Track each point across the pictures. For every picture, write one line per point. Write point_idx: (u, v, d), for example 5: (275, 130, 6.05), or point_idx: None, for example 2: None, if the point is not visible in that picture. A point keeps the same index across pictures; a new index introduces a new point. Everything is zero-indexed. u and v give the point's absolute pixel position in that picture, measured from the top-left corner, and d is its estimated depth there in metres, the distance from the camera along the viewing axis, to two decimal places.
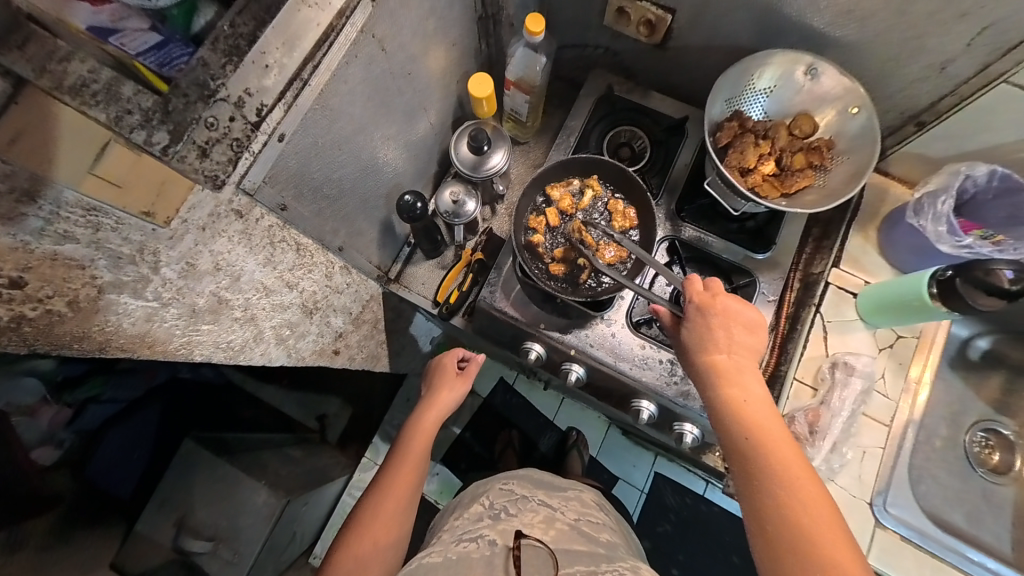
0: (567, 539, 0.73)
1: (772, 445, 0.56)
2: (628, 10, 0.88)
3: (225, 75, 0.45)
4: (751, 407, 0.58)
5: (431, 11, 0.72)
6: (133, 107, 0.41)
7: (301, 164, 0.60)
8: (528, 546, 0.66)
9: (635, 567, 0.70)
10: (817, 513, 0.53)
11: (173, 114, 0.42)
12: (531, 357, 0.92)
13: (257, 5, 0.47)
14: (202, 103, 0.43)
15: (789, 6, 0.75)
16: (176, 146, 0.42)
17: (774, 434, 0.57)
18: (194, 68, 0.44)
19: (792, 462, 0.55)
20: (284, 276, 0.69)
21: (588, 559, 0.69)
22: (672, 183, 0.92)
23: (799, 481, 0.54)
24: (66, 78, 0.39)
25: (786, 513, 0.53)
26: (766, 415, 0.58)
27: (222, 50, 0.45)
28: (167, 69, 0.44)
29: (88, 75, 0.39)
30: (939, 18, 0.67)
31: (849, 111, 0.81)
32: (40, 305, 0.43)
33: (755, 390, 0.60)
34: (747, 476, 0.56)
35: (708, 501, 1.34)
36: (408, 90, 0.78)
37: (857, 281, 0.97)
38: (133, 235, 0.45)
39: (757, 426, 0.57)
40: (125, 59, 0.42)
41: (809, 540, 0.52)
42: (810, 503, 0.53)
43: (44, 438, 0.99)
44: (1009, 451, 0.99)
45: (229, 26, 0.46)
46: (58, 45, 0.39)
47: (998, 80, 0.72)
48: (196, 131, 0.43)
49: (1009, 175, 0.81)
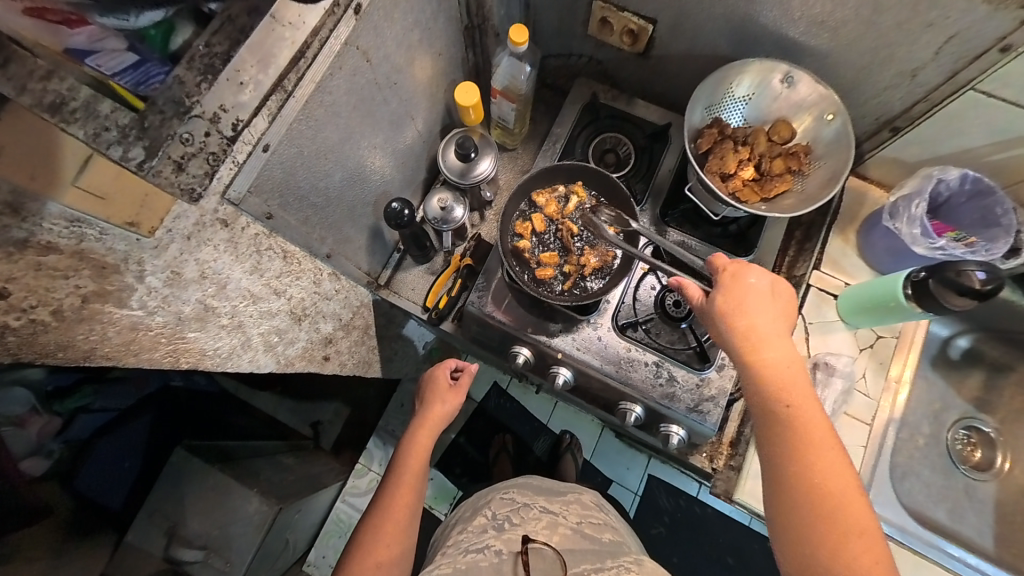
0: (573, 542, 0.74)
1: (802, 413, 0.55)
2: (611, 20, 0.90)
3: (202, 92, 0.44)
4: (783, 374, 0.57)
5: (415, 22, 0.74)
6: (111, 124, 0.41)
7: (285, 173, 0.61)
8: (534, 551, 0.69)
9: (637, 559, 0.72)
10: (841, 479, 0.53)
11: (149, 130, 0.42)
12: (519, 361, 0.93)
13: (232, 24, 0.45)
14: (177, 119, 0.42)
15: (764, 16, 0.77)
16: (151, 162, 0.42)
17: (805, 401, 0.56)
18: (170, 86, 0.42)
19: (821, 428, 0.55)
20: (272, 283, 0.70)
21: (592, 556, 0.71)
22: (656, 188, 0.94)
23: (826, 447, 0.54)
24: (46, 96, 0.39)
25: (807, 475, 0.54)
26: (796, 382, 0.57)
27: (197, 69, 0.43)
28: (144, 88, 0.42)
29: (66, 93, 0.39)
30: (908, 28, 0.69)
31: (825, 117, 0.83)
32: (24, 314, 0.43)
33: (786, 356, 0.59)
34: (773, 442, 0.56)
35: (702, 503, 1.35)
36: (394, 99, 0.79)
37: (837, 283, 0.98)
38: (117, 245, 0.47)
39: (783, 387, 0.57)
40: (104, 78, 0.40)
41: (830, 499, 0.53)
42: (833, 465, 0.54)
43: (33, 449, 0.99)
44: (990, 448, 1.01)
45: (205, 46, 0.44)
46: (38, 64, 0.39)
47: (965, 87, 0.74)
48: (171, 146, 0.42)
49: (979, 178, 0.84)
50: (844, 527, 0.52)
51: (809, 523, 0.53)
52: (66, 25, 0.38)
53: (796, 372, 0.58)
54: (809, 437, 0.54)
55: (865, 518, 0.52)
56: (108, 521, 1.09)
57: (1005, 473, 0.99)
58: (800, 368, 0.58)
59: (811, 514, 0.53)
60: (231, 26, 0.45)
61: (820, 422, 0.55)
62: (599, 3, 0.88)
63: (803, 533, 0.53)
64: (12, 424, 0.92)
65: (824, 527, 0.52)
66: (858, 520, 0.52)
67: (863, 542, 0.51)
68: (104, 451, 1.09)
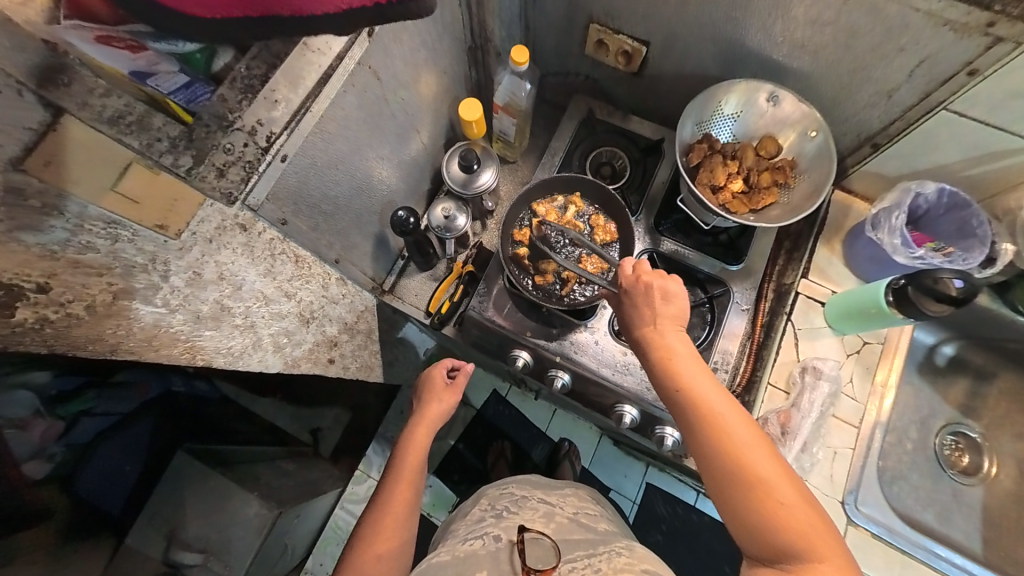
0: (568, 530, 0.76)
1: (710, 404, 0.56)
2: (607, 41, 0.96)
3: (242, 108, 0.49)
4: (685, 370, 0.58)
5: (422, 43, 0.79)
6: (162, 135, 0.45)
7: (300, 182, 0.64)
8: (532, 540, 0.67)
9: (630, 546, 0.72)
10: (768, 466, 0.53)
11: (195, 141, 0.47)
12: (518, 364, 0.96)
13: (268, 50, 0.51)
14: (221, 132, 0.48)
15: (750, 39, 0.82)
16: (198, 168, 0.47)
17: (714, 396, 0.56)
18: (214, 103, 0.48)
19: (733, 415, 0.55)
20: (283, 286, 0.74)
21: (584, 543, 0.72)
22: (650, 199, 0.98)
23: (741, 433, 0.55)
24: (105, 111, 0.42)
25: (734, 469, 0.53)
26: (703, 379, 0.58)
27: (238, 88, 0.49)
28: (194, 105, 0.48)
29: (123, 108, 0.43)
30: (881, 52, 0.74)
31: (808, 134, 0.87)
32: (61, 308, 0.47)
33: (684, 351, 0.60)
34: (700, 449, 0.56)
35: (699, 511, 1.36)
36: (401, 113, 0.84)
37: (824, 290, 1.02)
38: (147, 246, 0.50)
39: (689, 386, 0.57)
40: (158, 96, 0.45)
41: (760, 487, 0.52)
42: (754, 452, 0.54)
43: (35, 451, 0.96)
44: (977, 453, 1.04)
45: (245, 69, 0.50)
46: (98, 83, 0.41)
47: (938, 107, 0.79)
48: (215, 155, 0.48)
49: (955, 192, 0.88)
50: (785, 513, 0.51)
51: (750, 514, 0.52)
52: (129, 52, 0.40)
53: (699, 366, 0.59)
54: (726, 431, 0.55)
55: (800, 496, 0.52)
56: (103, 526, 1.06)
57: (991, 478, 1.02)
58: (699, 360, 0.60)
59: (749, 504, 0.52)
60: (268, 52, 0.51)
61: (731, 409, 0.56)
62: (595, 26, 0.94)
63: (754, 531, 0.52)
64: (15, 427, 0.89)
65: (769, 520, 0.52)
66: (795, 501, 0.52)
67: (802, 520, 0.51)
68: (104, 454, 1.06)
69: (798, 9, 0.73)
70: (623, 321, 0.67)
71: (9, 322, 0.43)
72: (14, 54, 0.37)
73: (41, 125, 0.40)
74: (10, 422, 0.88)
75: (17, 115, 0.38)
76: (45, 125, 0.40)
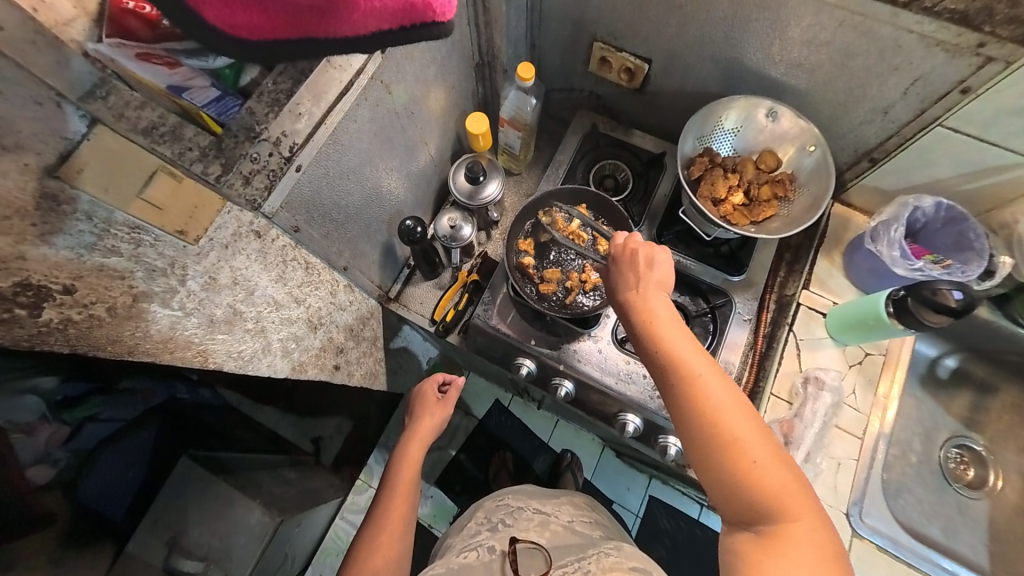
0: (562, 537, 0.76)
1: (689, 366, 0.56)
2: (610, 59, 0.99)
3: (269, 121, 0.52)
4: (665, 332, 0.59)
5: (432, 60, 0.82)
6: (193, 145, 0.48)
7: (313, 192, 0.66)
8: (523, 549, 0.68)
9: (619, 545, 0.71)
10: (748, 429, 0.54)
11: (224, 151, 0.50)
12: (522, 372, 0.97)
13: (294, 68, 0.54)
14: (249, 142, 0.51)
15: (748, 58, 0.85)
16: (226, 176, 0.50)
17: (693, 356, 0.57)
18: (243, 115, 0.51)
19: (711, 377, 0.56)
20: (293, 292, 0.76)
21: (576, 549, 0.72)
22: (653, 211, 1.00)
23: (719, 395, 0.55)
24: (140, 122, 0.44)
25: (709, 428, 0.54)
26: (684, 341, 0.58)
27: (266, 102, 0.52)
28: (224, 117, 0.50)
29: (157, 119, 0.46)
30: (876, 71, 0.77)
31: (806, 149, 0.90)
32: (85, 310, 0.48)
33: (665, 313, 0.60)
34: (680, 414, 0.56)
35: (703, 525, 1.34)
36: (411, 126, 0.86)
37: (825, 301, 1.03)
38: (167, 251, 0.52)
39: (669, 348, 0.58)
40: (192, 108, 0.48)
41: (735, 447, 0.53)
42: (730, 412, 0.54)
43: (39, 457, 0.80)
44: (982, 466, 1.04)
45: (271, 84, 0.53)
46: (133, 95, 0.44)
47: (934, 124, 0.81)
48: (242, 164, 0.51)
49: (952, 206, 0.90)
50: (760, 474, 0.52)
51: (723, 472, 0.53)
52: (166, 68, 0.44)
53: (679, 329, 0.60)
54: (702, 392, 0.55)
55: (778, 459, 0.53)
56: (109, 532, 0.91)
57: (996, 491, 1.02)
58: (680, 322, 0.60)
59: (723, 463, 0.53)
60: (294, 69, 0.54)
61: (710, 370, 0.56)
62: (598, 44, 0.97)
63: (731, 496, 0.53)
64: (20, 434, 0.75)
65: (747, 484, 0.52)
66: (772, 465, 0.53)
67: (773, 479, 0.52)
68: (110, 460, 0.90)
69: (795, 30, 0.76)
70: (608, 288, 0.67)
71: (36, 323, 0.45)
72: (59, 70, 0.40)
73: (75, 135, 0.42)
74: (14, 429, 0.73)
75: (54, 126, 0.41)
76: (80, 135, 0.43)
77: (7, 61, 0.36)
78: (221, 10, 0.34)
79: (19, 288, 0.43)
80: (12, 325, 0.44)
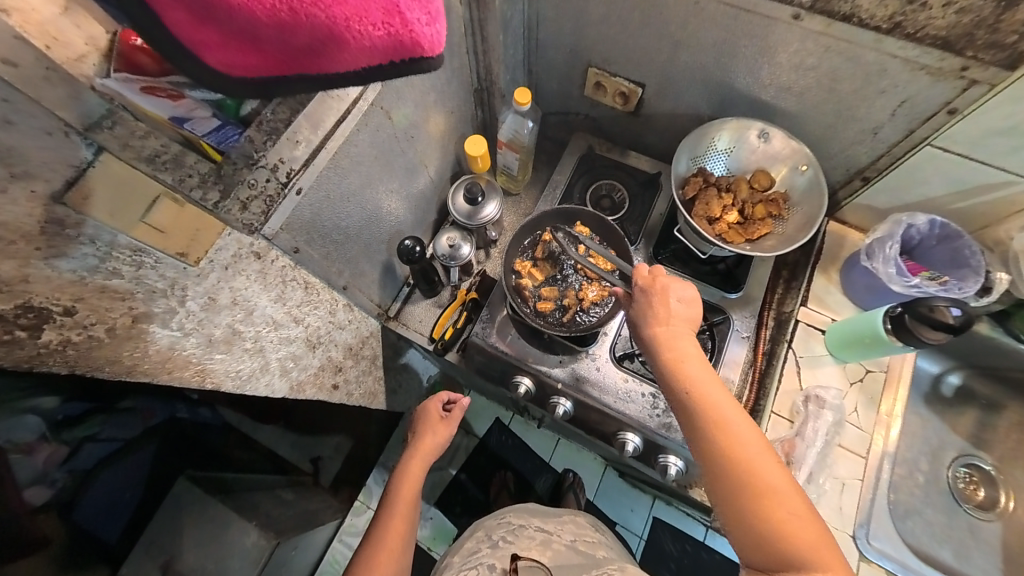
0: (565, 557, 0.75)
1: (713, 402, 0.57)
2: (604, 83, 1.02)
3: (267, 148, 0.54)
4: (692, 368, 0.59)
5: (431, 87, 0.85)
6: (194, 172, 0.50)
7: (313, 214, 0.68)
8: (525, 566, 0.67)
9: (621, 565, 0.70)
10: (776, 475, 0.53)
11: (223, 177, 0.52)
12: (520, 390, 0.96)
13: (293, 98, 0.55)
14: (247, 169, 0.53)
15: (739, 81, 0.88)
16: (224, 203, 0.52)
17: (717, 395, 0.57)
18: (243, 144, 0.52)
19: (736, 416, 0.56)
20: (292, 311, 0.77)
21: (579, 569, 0.71)
22: (649, 230, 1.02)
23: (744, 435, 0.55)
24: (143, 150, 0.46)
25: (736, 468, 0.54)
26: (709, 379, 0.59)
27: (264, 130, 0.53)
28: (224, 145, 0.52)
29: (161, 148, 0.48)
30: (863, 93, 0.79)
31: (798, 168, 0.92)
32: (84, 330, 0.49)
33: (691, 350, 0.61)
34: (707, 459, 0.56)
35: (709, 548, 1.31)
36: (410, 150, 0.89)
37: (823, 318, 1.03)
38: (168, 272, 0.53)
39: (696, 386, 0.58)
40: (194, 137, 0.49)
41: (760, 490, 0.53)
42: (755, 454, 0.54)
43: (36, 477, 0.77)
44: (992, 486, 1.02)
45: (270, 113, 0.54)
46: (139, 126, 0.46)
47: (923, 144, 0.82)
48: (240, 191, 0.53)
49: (946, 223, 0.91)
50: (786, 520, 0.51)
51: (748, 514, 0.53)
52: (171, 100, 0.45)
53: (705, 367, 0.60)
54: (727, 430, 0.55)
55: (806, 507, 0.53)
56: (103, 556, 0.87)
57: (1009, 512, 0.99)
58: (705, 360, 0.60)
59: (749, 505, 0.53)
60: (294, 99, 0.55)
61: (735, 409, 0.57)
62: (593, 69, 1.01)
63: (760, 545, 0.52)
64: (19, 454, 0.72)
65: (777, 533, 0.51)
66: (802, 514, 0.52)
67: (799, 523, 0.51)
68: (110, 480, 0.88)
69: (784, 55, 0.79)
70: (633, 324, 0.67)
71: (36, 343, 0.46)
72: (71, 103, 0.41)
73: (81, 163, 0.44)
74: (13, 449, 0.70)
75: (63, 154, 0.42)
76: (84, 163, 0.44)
77: (21, 96, 0.38)
78: (222, 54, 0.36)
79: (20, 309, 0.44)
80: (13, 347, 0.45)
